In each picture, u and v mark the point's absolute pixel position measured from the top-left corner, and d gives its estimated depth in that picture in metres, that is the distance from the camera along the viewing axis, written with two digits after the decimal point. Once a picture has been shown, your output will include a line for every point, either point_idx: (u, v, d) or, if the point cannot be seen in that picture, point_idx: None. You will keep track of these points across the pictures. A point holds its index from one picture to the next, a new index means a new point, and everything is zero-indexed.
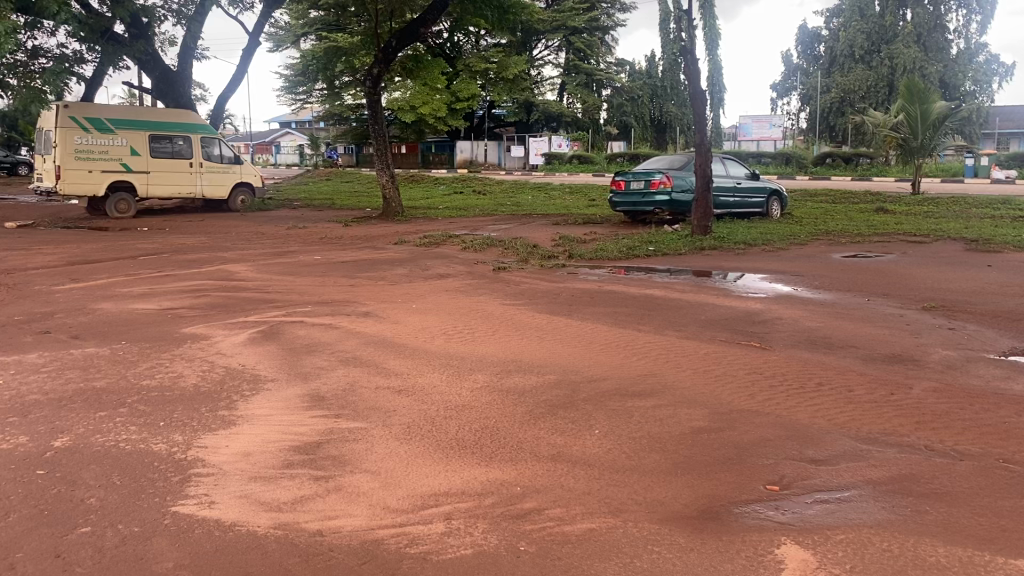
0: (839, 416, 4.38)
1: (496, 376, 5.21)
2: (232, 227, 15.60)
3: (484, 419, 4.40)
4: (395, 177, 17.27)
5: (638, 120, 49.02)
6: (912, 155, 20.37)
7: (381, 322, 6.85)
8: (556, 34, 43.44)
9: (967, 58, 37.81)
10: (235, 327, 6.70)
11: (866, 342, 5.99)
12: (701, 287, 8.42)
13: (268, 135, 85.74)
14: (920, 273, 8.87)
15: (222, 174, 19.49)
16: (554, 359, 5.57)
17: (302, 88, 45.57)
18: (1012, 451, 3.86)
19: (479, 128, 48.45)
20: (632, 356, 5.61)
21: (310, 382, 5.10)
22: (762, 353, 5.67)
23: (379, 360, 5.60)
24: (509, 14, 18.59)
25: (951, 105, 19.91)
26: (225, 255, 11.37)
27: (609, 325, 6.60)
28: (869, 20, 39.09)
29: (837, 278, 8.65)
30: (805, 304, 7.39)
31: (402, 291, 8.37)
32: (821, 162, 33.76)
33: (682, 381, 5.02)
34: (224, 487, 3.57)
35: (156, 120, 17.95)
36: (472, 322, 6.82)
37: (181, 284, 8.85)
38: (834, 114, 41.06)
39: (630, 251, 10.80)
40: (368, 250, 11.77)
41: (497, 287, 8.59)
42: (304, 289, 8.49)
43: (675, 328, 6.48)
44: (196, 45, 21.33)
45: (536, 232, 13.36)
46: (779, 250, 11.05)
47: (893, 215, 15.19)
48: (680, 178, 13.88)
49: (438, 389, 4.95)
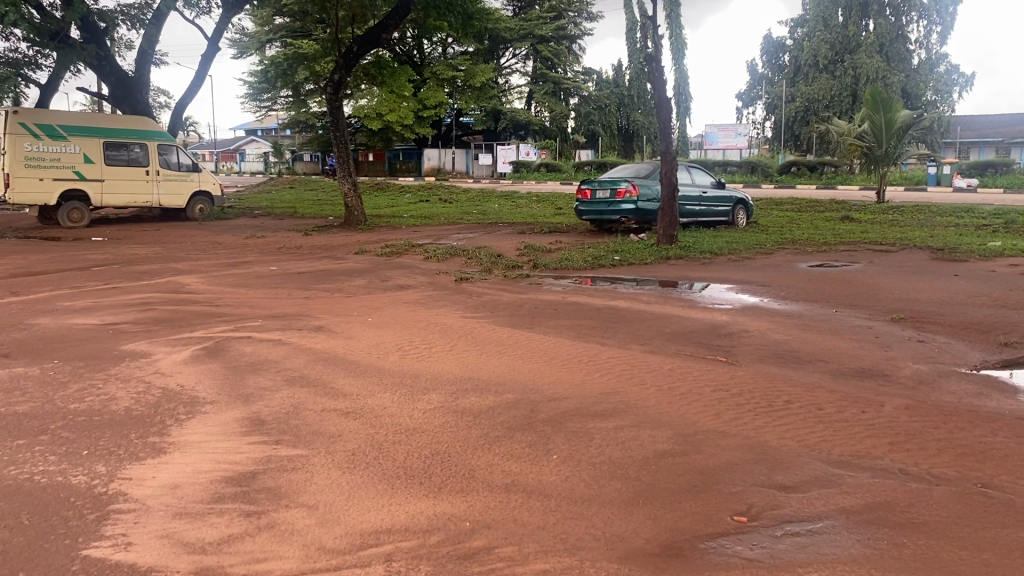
0: (809, 437, 4.16)
1: (450, 395, 4.94)
2: (188, 237, 15.16)
3: (435, 444, 4.13)
4: (357, 186, 16.93)
5: (605, 129, 49.01)
6: (876, 164, 20.44)
7: (333, 338, 6.54)
8: (523, 43, 43.29)
9: (928, 68, 38.29)
10: (177, 344, 6.35)
11: (835, 356, 5.81)
12: (667, 298, 8.21)
13: (233, 143, 84.81)
14: (887, 283, 8.77)
15: (179, 182, 19.00)
16: (513, 376, 5.31)
17: (266, 95, 45.05)
18: (990, 474, 3.67)
19: (446, 136, 48.14)
20: (595, 373, 5.36)
21: (252, 405, 4.79)
22: (728, 369, 5.46)
23: (327, 379, 5.31)
24: (473, 20, 18.34)
25: (914, 114, 20.02)
26: (177, 266, 10.98)
27: (571, 338, 6.36)
28: (833, 31, 39.51)
29: (805, 288, 8.50)
30: (773, 315, 7.21)
31: (359, 304, 8.06)
32: (786, 171, 33.89)
33: (646, 400, 4.78)
34: (145, 525, 3.25)
35: (111, 127, 17.43)
36: (429, 337, 6.53)
37: (127, 297, 8.47)
38: (798, 123, 41.65)
39: (596, 261, 10.58)
40: (326, 261, 11.44)
41: (457, 298, 8.31)
42: (256, 303, 8.15)
43: (638, 341, 6.25)
44: (153, 50, 20.82)
45: (500, 241, 13.10)
46: (744, 259, 10.90)
47: (859, 224, 15.13)
48: (646, 187, 13.70)
49: (389, 410, 4.68)
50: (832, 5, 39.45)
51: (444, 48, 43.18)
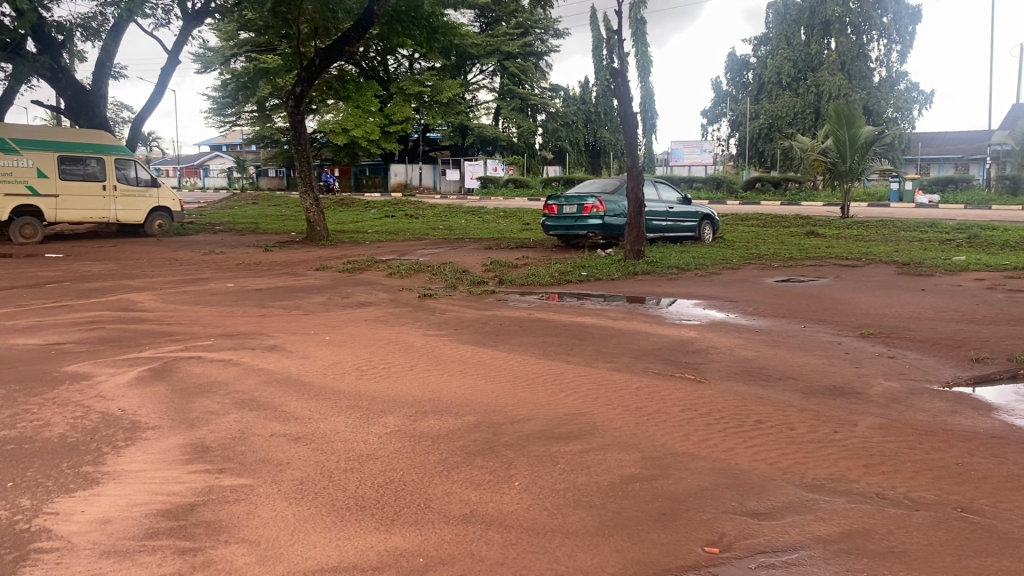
0: (782, 459, 3.99)
1: (408, 418, 4.71)
2: (144, 253, 14.74)
3: (390, 472, 3.90)
4: (320, 201, 16.64)
5: (573, 145, 49.11)
6: (841, 179, 20.56)
7: (288, 357, 6.29)
8: (490, 59, 43.23)
9: (889, 85, 38.88)
10: (122, 364, 6.04)
11: (805, 374, 5.67)
12: (634, 314, 8.05)
13: (197, 158, 83.70)
14: (854, 298, 8.70)
15: (138, 197, 18.55)
16: (475, 397, 5.09)
17: (231, 110, 44.63)
18: (970, 498, 3.52)
19: (413, 151, 47.94)
20: (560, 393, 5.16)
21: (197, 431, 4.51)
22: (696, 387, 5.29)
23: (279, 402, 5.05)
24: (439, 35, 18.17)
25: (877, 130, 20.19)
26: (131, 283, 10.63)
27: (536, 356, 6.17)
28: (796, 49, 40.10)
29: (772, 304, 8.39)
30: (742, 331, 7.07)
31: (317, 322, 7.80)
32: (751, 187, 34.05)
33: (613, 420, 4.58)
34: (68, 566, 2.98)
35: (67, 140, 17.00)
36: (388, 355, 6.30)
37: (74, 316, 8.12)
38: (763, 139, 42.05)
39: (563, 276, 10.41)
40: (287, 277, 11.13)
41: (419, 315, 8.08)
42: (210, 321, 7.85)
43: (605, 359, 6.07)
44: (111, 63, 20.36)
45: (466, 256, 12.89)
46: (711, 274, 10.79)
47: (824, 239, 15.15)
48: (613, 203, 13.58)
49: (345, 435, 4.43)
50: (794, 23, 40.37)
51: (412, 64, 42.81)
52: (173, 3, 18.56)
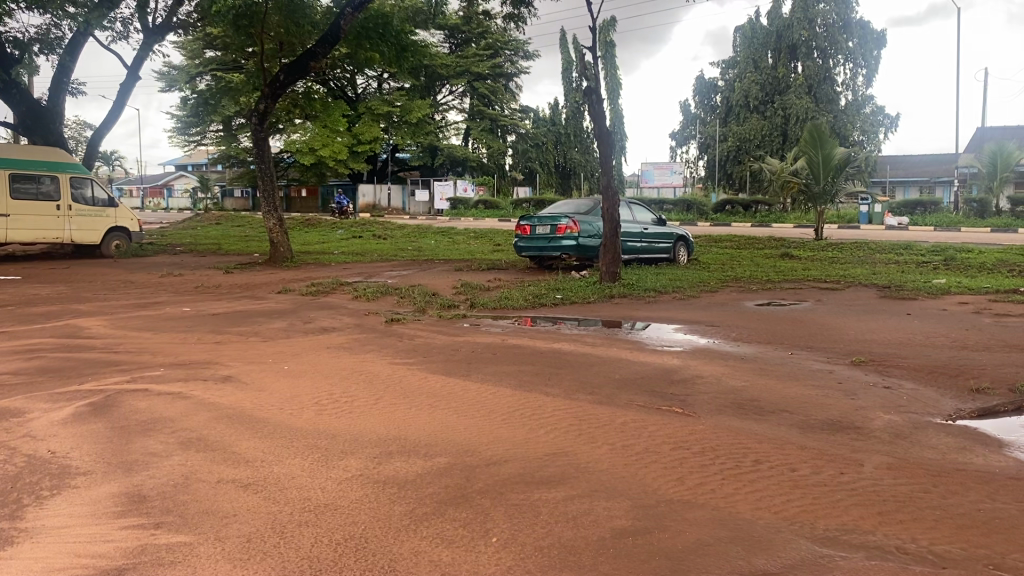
0: (787, 507, 3.60)
1: (372, 460, 4.27)
2: (98, 275, 14.10)
3: (349, 526, 3.45)
4: (283, 221, 16.09)
5: (543, 166, 49.09)
6: (815, 200, 20.47)
7: (243, 390, 5.80)
8: (460, 80, 42.91)
9: (855, 109, 39.21)
10: (59, 399, 5.51)
11: (800, 406, 5.30)
12: (613, 339, 7.66)
13: (162, 178, 82.56)
14: (838, 322, 8.42)
15: (94, 217, 17.82)
16: (445, 435, 4.64)
17: (194, 130, 44.37)
18: (1002, 553, 3.15)
19: (382, 171, 47.52)
20: (539, 429, 4.73)
21: (134, 477, 4.01)
22: (686, 421, 4.90)
23: (229, 442, 4.57)
24: (407, 53, 17.83)
25: (850, 152, 20.15)
26: (81, 307, 10.05)
27: (511, 387, 5.75)
28: (763, 72, 40.40)
29: (756, 329, 8.04)
30: (726, 358, 6.71)
31: (276, 350, 7.31)
32: (720, 210, 33.94)
33: (599, 462, 4.17)
34: None
35: (18, 158, 16.41)
36: (352, 387, 5.84)
37: (14, 343, 7.55)
38: (731, 162, 42.18)
39: (537, 299, 10.01)
40: (247, 301, 10.61)
41: (385, 342, 7.62)
42: (161, 349, 7.33)
43: (585, 390, 5.65)
44: (67, 78, 19.71)
45: (436, 279, 12.47)
46: (690, 298, 10.45)
47: (800, 261, 14.96)
48: (587, 223, 13.25)
49: (302, 481, 3.98)
50: (762, 47, 40.66)
51: (380, 84, 42.99)
52: (132, 16, 18.02)
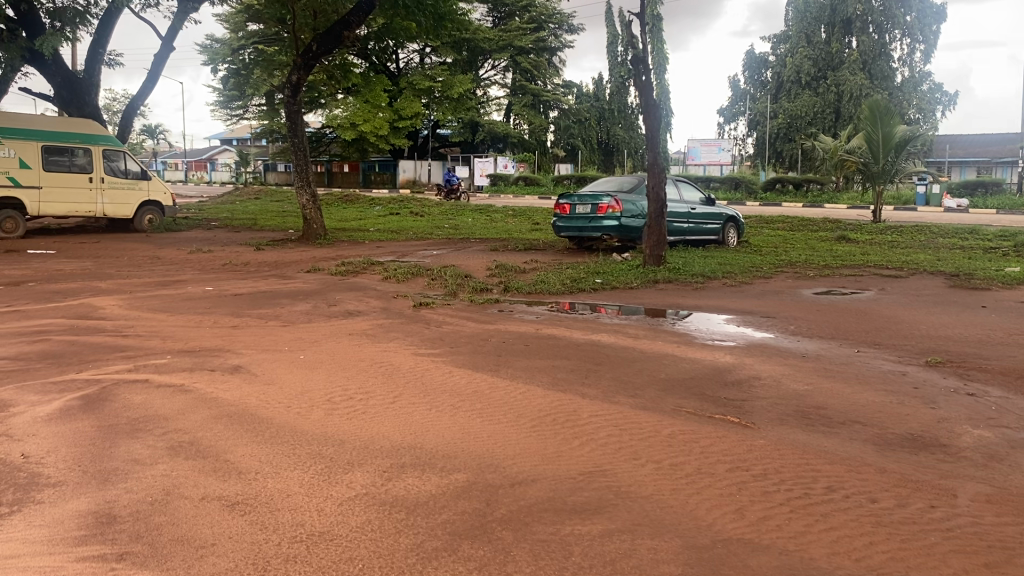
0: (871, 553, 2.98)
1: (380, 475, 3.72)
2: (127, 250, 13.78)
3: (346, 564, 2.91)
4: (316, 196, 15.64)
5: (586, 143, 48.14)
6: (873, 180, 19.47)
7: (251, 383, 5.31)
8: (503, 53, 42.10)
9: (912, 85, 37.72)
10: (52, 390, 5.06)
11: (872, 417, 4.64)
12: (657, 331, 7.03)
13: (208, 152, 83.04)
14: (906, 314, 7.67)
15: (126, 190, 17.55)
16: (466, 446, 4.07)
17: (238, 103, 44.08)
18: None
19: (423, 147, 47.01)
20: (575, 441, 4.14)
21: (109, 490, 3.51)
22: (743, 434, 4.28)
23: (223, 448, 4.06)
24: (446, 21, 17.22)
25: (912, 129, 19.04)
26: (101, 285, 9.67)
27: (544, 386, 5.15)
28: (816, 47, 38.87)
29: (816, 322, 7.36)
30: (785, 357, 6.05)
31: (296, 336, 6.81)
32: (770, 188, 32.83)
33: (643, 486, 3.58)
34: None
35: (50, 130, 16.11)
36: (368, 382, 5.30)
37: (22, 324, 7.17)
38: (781, 140, 40.74)
39: (575, 284, 9.39)
40: (273, 280, 10.16)
41: (411, 329, 7.07)
42: (172, 332, 6.87)
43: (626, 392, 5.05)
44: (103, 49, 19.48)
45: (471, 259, 11.91)
46: (740, 284, 9.74)
47: (857, 245, 14.12)
48: (630, 202, 12.55)
49: (299, 500, 3.44)
50: (815, 22, 38.96)
51: (422, 58, 42.54)
52: None
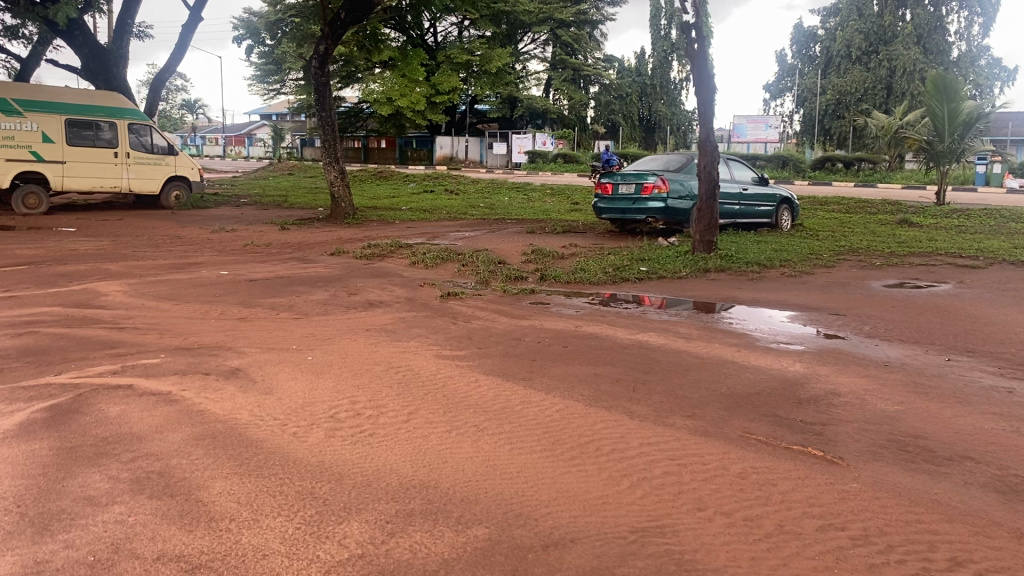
0: None
1: (381, 527, 2.98)
2: (147, 228, 13.24)
3: None
4: (345, 173, 14.93)
5: (627, 119, 46.78)
6: (937, 159, 18.20)
7: (248, 391, 4.62)
8: (543, 27, 41.07)
9: (969, 60, 36.06)
10: (22, 396, 4.42)
11: (985, 452, 3.79)
12: (712, 330, 6.22)
13: (247, 127, 83.13)
14: (996, 314, 6.75)
15: (153, 165, 16.99)
16: (485, 487, 3.31)
17: (274, 78, 43.80)
18: None
19: (460, 123, 46.36)
20: (624, 481, 3.37)
21: (43, 545, 2.82)
22: (831, 474, 3.48)
23: (198, 482, 3.35)
24: None
25: (981, 104, 17.73)
26: (110, 267, 9.09)
27: (584, 402, 4.39)
28: (867, 20, 37.08)
29: (894, 321, 6.49)
30: (866, 366, 5.20)
31: (307, 331, 6.11)
32: (819, 167, 31.43)
33: (712, 551, 2.81)
34: None
35: (73, 103, 15.60)
36: (380, 393, 4.58)
37: (15, 311, 6.60)
38: (830, 117, 39.18)
39: (617, 272, 8.58)
40: (293, 263, 9.50)
41: (436, 325, 6.34)
42: (173, 325, 6.22)
43: (683, 412, 4.25)
44: (129, 19, 19.01)
45: (505, 242, 11.16)
46: (800, 274, 8.86)
47: (920, 229, 13.09)
48: (678, 182, 11.65)
49: (274, 566, 2.72)
50: None
51: (460, 32, 41.71)
52: None
